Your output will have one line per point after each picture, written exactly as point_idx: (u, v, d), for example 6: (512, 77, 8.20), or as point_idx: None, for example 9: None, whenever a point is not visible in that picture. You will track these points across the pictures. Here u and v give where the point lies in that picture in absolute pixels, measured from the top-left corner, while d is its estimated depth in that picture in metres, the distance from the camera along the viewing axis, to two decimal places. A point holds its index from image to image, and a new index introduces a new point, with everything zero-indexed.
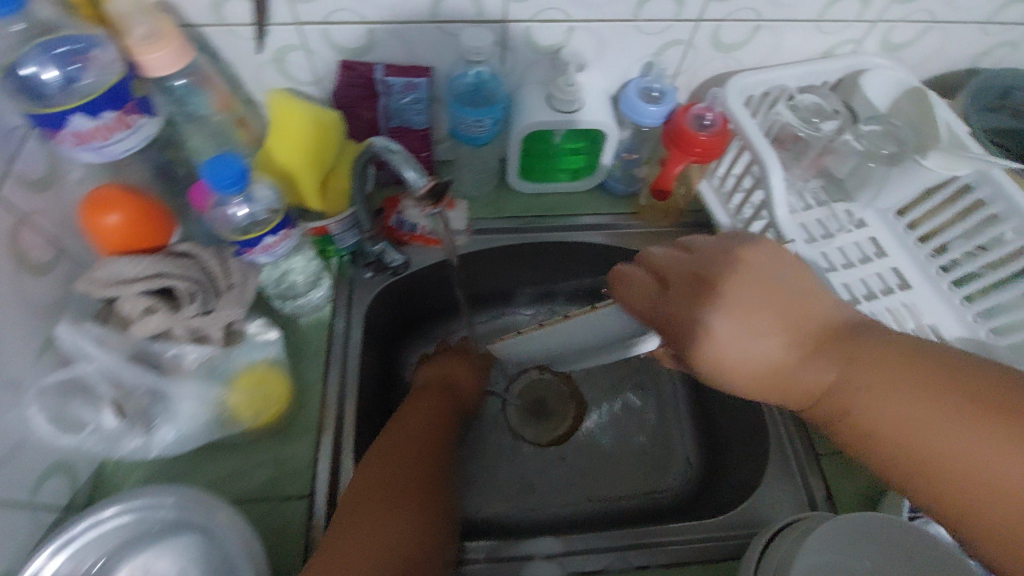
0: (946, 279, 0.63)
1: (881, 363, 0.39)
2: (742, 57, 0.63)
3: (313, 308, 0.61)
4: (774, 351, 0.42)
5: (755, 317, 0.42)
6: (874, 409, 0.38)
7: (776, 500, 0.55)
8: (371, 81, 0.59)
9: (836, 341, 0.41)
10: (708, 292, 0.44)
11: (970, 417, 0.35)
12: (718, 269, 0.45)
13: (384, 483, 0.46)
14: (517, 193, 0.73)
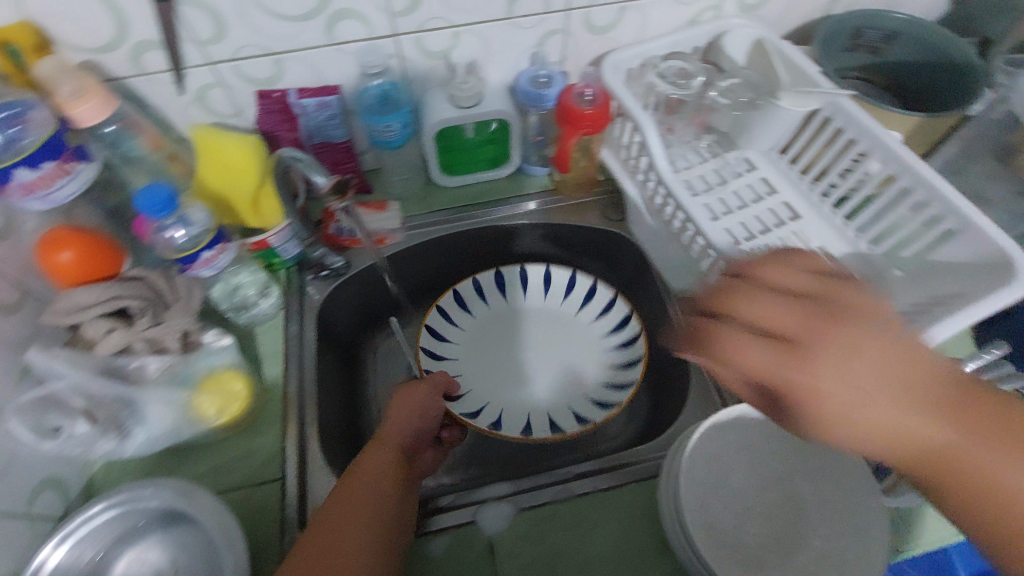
0: (828, 204, 0.71)
1: (845, 348, 0.38)
2: (617, 36, 0.70)
3: (266, 317, 0.67)
4: (762, 363, 0.39)
5: (769, 309, 0.40)
6: (846, 417, 0.37)
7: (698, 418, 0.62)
8: (288, 105, 0.66)
9: (835, 319, 0.38)
10: (745, 291, 0.41)
11: (923, 412, 0.37)
12: (748, 285, 0.42)
13: (340, 521, 0.46)
14: (444, 187, 0.80)
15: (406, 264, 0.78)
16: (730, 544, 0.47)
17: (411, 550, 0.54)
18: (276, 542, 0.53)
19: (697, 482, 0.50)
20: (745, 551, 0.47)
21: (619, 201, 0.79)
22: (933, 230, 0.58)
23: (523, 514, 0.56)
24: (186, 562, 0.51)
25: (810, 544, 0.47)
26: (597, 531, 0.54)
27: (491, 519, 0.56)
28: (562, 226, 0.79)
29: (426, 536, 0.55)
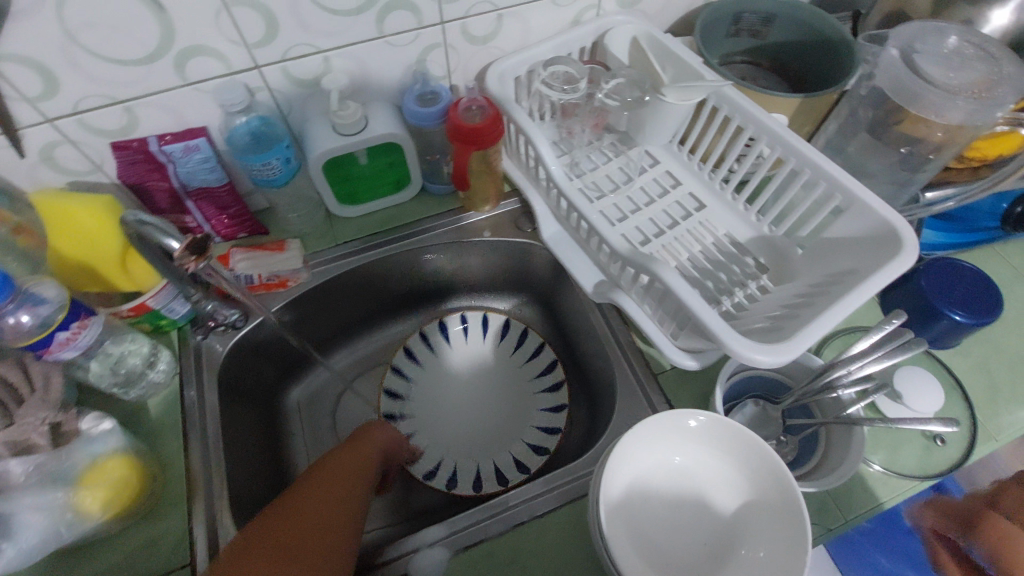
0: (728, 190, 0.71)
1: None
2: (500, 44, 0.68)
3: (159, 386, 0.61)
4: None
5: None
6: None
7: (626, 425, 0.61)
8: (151, 154, 0.60)
9: None
10: None
11: None
12: None
13: (307, 504, 0.50)
14: (345, 219, 0.76)
15: (321, 304, 0.75)
16: (660, 556, 0.48)
17: None
18: None
19: (622, 507, 0.49)
20: (674, 561, 0.48)
21: (531, 209, 0.77)
22: (825, 208, 0.60)
23: (459, 556, 0.53)
24: None
25: (742, 547, 0.47)
26: (533, 562, 0.52)
27: (424, 567, 0.52)
28: (476, 242, 0.77)
29: None
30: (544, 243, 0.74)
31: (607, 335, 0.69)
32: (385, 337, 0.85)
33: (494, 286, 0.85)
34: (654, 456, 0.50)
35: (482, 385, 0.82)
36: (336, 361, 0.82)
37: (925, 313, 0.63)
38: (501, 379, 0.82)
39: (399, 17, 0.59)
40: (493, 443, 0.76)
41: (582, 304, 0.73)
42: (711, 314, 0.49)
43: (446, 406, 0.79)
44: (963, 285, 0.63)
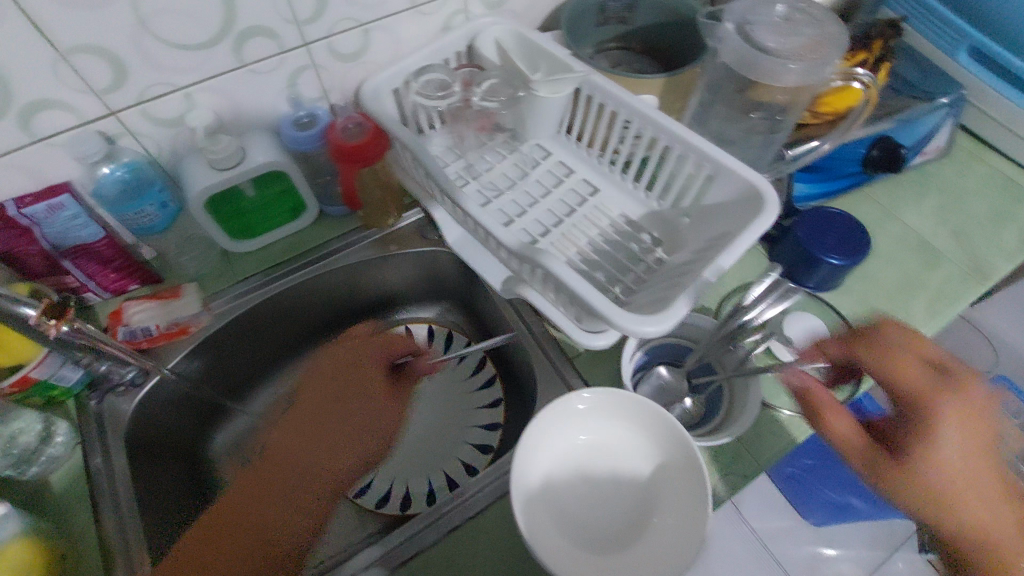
0: (617, 172, 0.74)
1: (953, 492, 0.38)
2: (372, 58, 0.68)
3: (59, 459, 0.58)
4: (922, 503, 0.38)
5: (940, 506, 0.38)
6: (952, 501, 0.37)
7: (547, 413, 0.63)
8: (11, 219, 0.56)
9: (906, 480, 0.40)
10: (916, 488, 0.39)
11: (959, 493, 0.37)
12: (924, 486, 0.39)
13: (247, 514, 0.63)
14: (245, 254, 0.74)
15: (232, 345, 0.73)
16: (585, 536, 0.50)
17: None
18: None
19: (540, 497, 0.50)
20: (599, 540, 0.49)
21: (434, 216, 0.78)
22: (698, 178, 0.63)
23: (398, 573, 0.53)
24: None
25: (656, 512, 0.50)
26: (468, 564, 0.54)
27: None
28: (384, 257, 0.77)
29: None
30: (450, 248, 0.74)
31: (520, 327, 0.71)
32: (310, 370, 0.83)
33: (414, 299, 0.85)
34: (563, 442, 0.52)
35: (416, 398, 0.82)
36: (261, 400, 0.80)
37: (806, 260, 0.68)
38: (435, 388, 0.82)
39: (258, 44, 0.58)
40: (433, 452, 0.77)
41: (493, 303, 0.75)
42: (592, 292, 0.52)
43: None
44: (835, 229, 0.68)
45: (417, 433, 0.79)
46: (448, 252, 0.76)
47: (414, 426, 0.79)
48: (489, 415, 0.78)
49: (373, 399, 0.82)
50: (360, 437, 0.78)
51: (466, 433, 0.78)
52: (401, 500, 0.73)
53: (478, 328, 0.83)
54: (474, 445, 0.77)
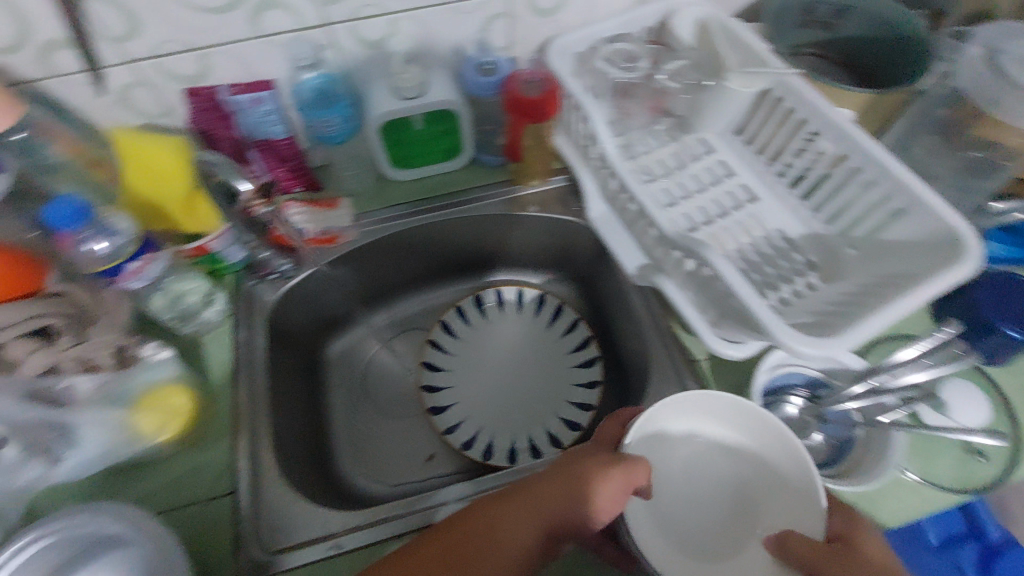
0: (784, 184, 0.70)
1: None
2: (563, 18, 0.67)
3: (213, 325, 0.64)
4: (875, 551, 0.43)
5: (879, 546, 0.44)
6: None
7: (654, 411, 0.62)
8: (220, 103, 0.62)
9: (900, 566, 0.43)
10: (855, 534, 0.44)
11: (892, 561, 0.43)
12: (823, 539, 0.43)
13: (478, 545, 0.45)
14: (398, 183, 0.77)
15: (365, 265, 0.77)
16: (680, 533, 0.50)
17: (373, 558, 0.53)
18: (232, 555, 0.52)
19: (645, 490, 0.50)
20: (694, 542, 0.49)
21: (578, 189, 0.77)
22: (886, 210, 0.58)
23: None
24: None
25: (759, 526, 0.49)
26: None
27: None
28: (521, 216, 0.77)
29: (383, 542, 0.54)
30: (590, 223, 0.74)
31: (643, 313, 0.69)
32: (419, 305, 0.86)
33: (533, 263, 0.86)
34: (683, 421, 0.52)
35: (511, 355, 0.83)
36: (373, 322, 0.84)
37: (977, 326, 0.61)
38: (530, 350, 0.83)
39: None
40: (523, 415, 0.78)
41: (619, 283, 0.74)
42: (760, 304, 0.49)
43: (478, 372, 0.81)
44: (1023, 301, 0.61)
45: (513, 391, 0.80)
46: (584, 225, 0.76)
47: (512, 383, 0.81)
48: (585, 395, 0.77)
49: (467, 347, 0.83)
50: (455, 379, 0.81)
51: (559, 405, 0.78)
52: (486, 450, 0.75)
53: (594, 304, 0.82)
54: (564, 420, 0.76)
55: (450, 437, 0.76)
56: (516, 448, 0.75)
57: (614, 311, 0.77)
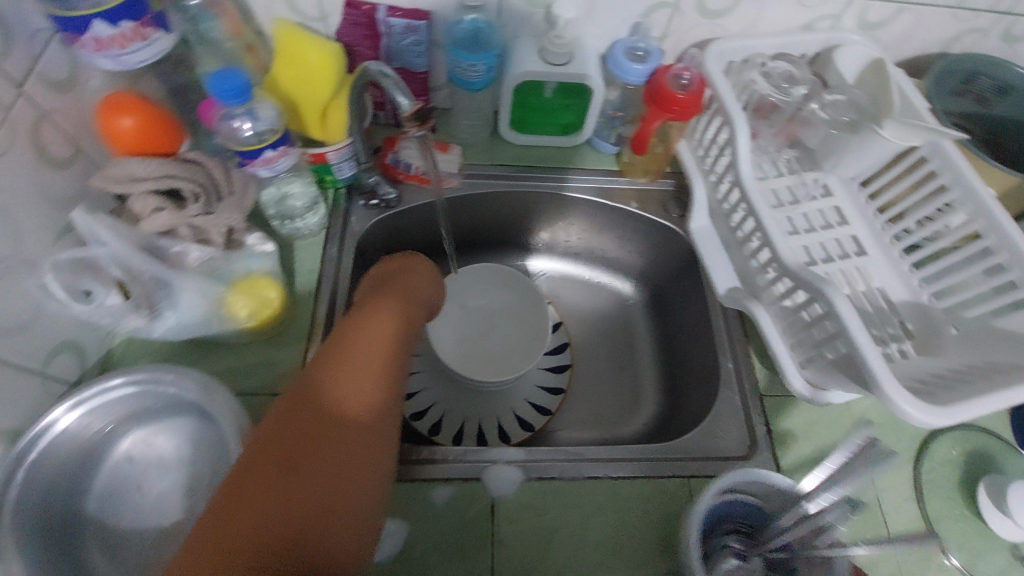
0: (898, 247, 0.67)
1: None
2: (726, 24, 0.67)
3: (309, 233, 0.65)
4: None
5: None
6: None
7: (700, 444, 0.60)
8: (374, 21, 0.63)
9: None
10: None
11: None
12: None
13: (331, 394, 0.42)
14: (508, 143, 0.76)
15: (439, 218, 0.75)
16: (506, 341, 0.73)
17: (412, 495, 0.54)
18: None
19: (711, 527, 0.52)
20: (503, 338, 0.73)
21: (684, 196, 0.75)
22: (1009, 296, 0.56)
23: (530, 483, 0.56)
24: (191, 453, 0.51)
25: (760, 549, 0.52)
26: (598, 516, 0.55)
27: (498, 481, 0.56)
28: (618, 209, 0.76)
29: (430, 482, 0.55)
30: (688, 234, 0.72)
31: (721, 333, 0.67)
32: (577, 279, 0.86)
33: (608, 261, 0.84)
34: (463, 334, 0.73)
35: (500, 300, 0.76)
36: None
37: None
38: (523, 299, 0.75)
39: None
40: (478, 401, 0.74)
41: (701, 299, 0.72)
42: (879, 360, 0.48)
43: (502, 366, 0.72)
44: None
45: (570, 373, 0.78)
46: (680, 234, 0.74)
47: (572, 368, 0.78)
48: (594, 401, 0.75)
49: (575, 317, 0.84)
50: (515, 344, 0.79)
51: (577, 407, 0.75)
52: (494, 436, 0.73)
53: (660, 313, 0.80)
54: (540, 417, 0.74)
55: (417, 421, 0.72)
56: (484, 436, 0.73)
57: (683, 325, 0.75)
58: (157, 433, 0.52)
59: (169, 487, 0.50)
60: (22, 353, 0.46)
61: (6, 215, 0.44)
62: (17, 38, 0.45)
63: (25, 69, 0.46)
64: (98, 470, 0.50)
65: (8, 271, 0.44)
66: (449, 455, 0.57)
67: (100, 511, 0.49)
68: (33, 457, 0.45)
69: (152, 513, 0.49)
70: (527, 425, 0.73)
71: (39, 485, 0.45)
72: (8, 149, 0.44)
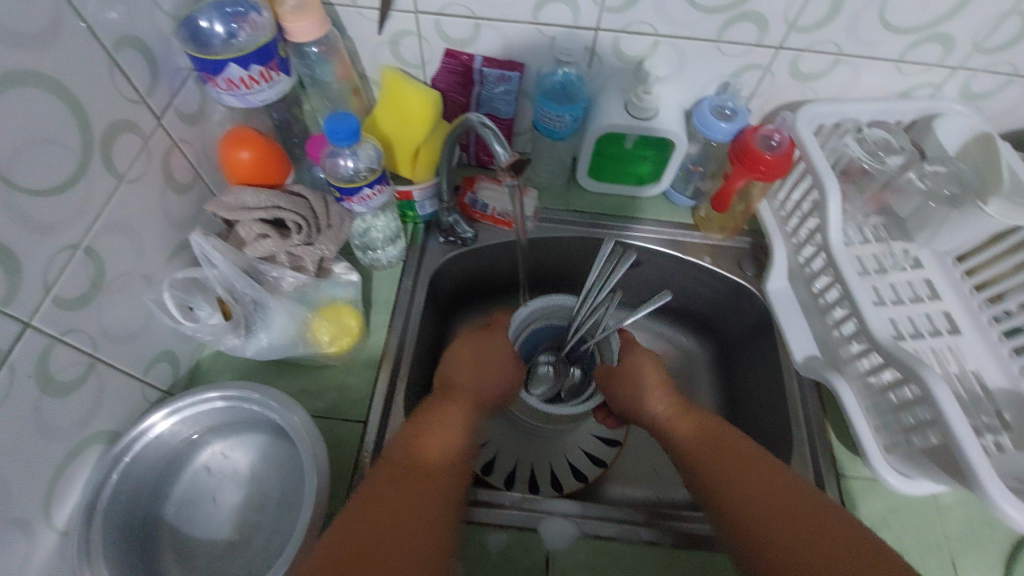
0: (997, 329, 0.63)
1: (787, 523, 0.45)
2: (818, 87, 0.66)
3: (387, 264, 0.68)
4: None
5: None
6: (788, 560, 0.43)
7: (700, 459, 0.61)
8: (470, 70, 0.66)
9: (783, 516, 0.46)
10: None
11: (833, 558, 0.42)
12: None
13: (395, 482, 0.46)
14: (584, 190, 0.77)
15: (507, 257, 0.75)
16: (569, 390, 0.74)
17: (470, 539, 0.54)
18: (347, 483, 0.54)
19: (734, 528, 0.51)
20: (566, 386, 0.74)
21: (760, 256, 0.73)
22: None
23: (586, 541, 0.54)
24: (263, 470, 0.53)
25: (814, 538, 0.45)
26: None
27: (554, 534, 0.55)
28: (689, 263, 0.74)
29: (486, 528, 0.55)
30: (763, 295, 0.70)
31: (796, 402, 0.64)
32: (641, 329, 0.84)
33: (676, 315, 0.82)
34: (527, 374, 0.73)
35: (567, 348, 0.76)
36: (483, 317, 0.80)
37: None
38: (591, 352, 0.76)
39: (744, 28, 0.60)
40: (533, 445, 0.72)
41: (774, 365, 0.69)
42: (980, 456, 0.44)
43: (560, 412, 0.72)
44: None
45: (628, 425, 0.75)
46: (754, 293, 0.72)
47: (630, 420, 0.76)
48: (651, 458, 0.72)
49: None
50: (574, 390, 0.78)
51: (632, 462, 0.72)
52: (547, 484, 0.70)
53: (727, 374, 0.77)
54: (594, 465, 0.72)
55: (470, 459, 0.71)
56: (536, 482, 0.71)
57: (752, 390, 0.72)
58: (234, 447, 0.54)
59: (240, 501, 0.52)
60: (130, 360, 0.50)
61: (135, 234, 0.48)
62: (162, 76, 0.50)
63: (165, 103, 0.51)
64: (180, 477, 0.53)
65: (128, 284, 0.48)
66: (505, 502, 0.56)
67: (176, 517, 0.51)
68: (127, 460, 0.48)
69: (222, 524, 0.51)
70: (580, 477, 0.71)
71: (129, 486, 0.48)
72: (142, 174, 0.49)
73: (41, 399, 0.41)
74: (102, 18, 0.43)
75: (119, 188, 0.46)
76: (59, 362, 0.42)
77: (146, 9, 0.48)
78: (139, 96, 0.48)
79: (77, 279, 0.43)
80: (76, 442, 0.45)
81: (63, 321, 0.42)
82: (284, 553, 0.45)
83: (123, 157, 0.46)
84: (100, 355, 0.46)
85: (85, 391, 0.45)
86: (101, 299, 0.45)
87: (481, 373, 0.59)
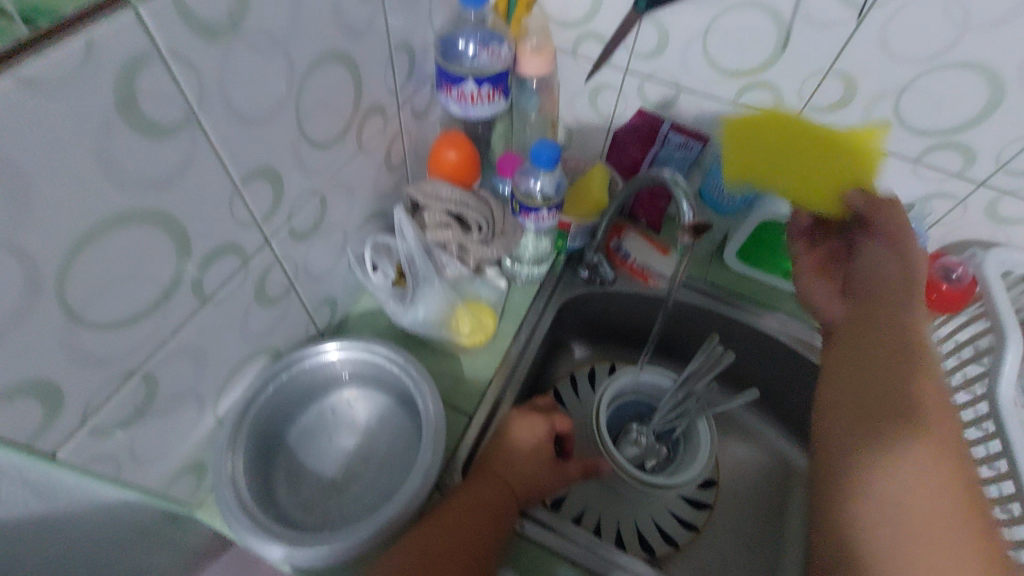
0: None
1: (903, 432, 0.45)
2: (1013, 234, 0.63)
3: (525, 281, 0.71)
4: None
5: None
6: (891, 474, 0.43)
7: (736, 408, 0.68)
8: (655, 131, 0.70)
9: (870, 428, 0.47)
10: None
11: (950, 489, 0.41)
12: None
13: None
14: (726, 267, 0.77)
15: (634, 310, 0.77)
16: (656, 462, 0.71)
17: (539, 561, 0.55)
18: (444, 466, 0.58)
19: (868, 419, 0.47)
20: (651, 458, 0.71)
21: None
22: None
23: None
24: (378, 426, 0.59)
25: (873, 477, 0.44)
26: None
27: None
28: None
29: (555, 556, 0.55)
30: None
31: None
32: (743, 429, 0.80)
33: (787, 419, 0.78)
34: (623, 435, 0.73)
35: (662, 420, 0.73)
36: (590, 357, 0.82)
37: None
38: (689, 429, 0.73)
39: (949, 157, 0.59)
40: (613, 498, 0.71)
41: None
42: None
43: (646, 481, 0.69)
44: None
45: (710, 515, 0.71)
46: None
47: (714, 509, 0.71)
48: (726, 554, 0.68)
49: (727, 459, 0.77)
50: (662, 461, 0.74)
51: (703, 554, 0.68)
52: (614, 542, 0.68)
53: None
54: (664, 537, 0.69)
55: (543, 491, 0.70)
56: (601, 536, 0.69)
57: None
58: (360, 399, 0.60)
59: (352, 447, 0.58)
60: (310, 295, 0.57)
61: (352, 193, 0.57)
62: (413, 75, 0.59)
63: (407, 97, 0.60)
64: (310, 408, 0.59)
65: (333, 233, 0.56)
66: (579, 539, 0.56)
67: (296, 441, 0.57)
68: (282, 377, 0.55)
69: (331, 460, 0.57)
70: (648, 548, 0.68)
71: (276, 401, 0.55)
72: (374, 149, 0.57)
73: (252, 303, 0.49)
74: (397, 21, 0.52)
75: (357, 155, 0.55)
76: (272, 280, 0.50)
77: (423, 23, 0.57)
78: (394, 88, 0.57)
79: (307, 216, 0.51)
80: (255, 348, 0.53)
81: (287, 247, 0.50)
82: (388, 507, 0.49)
83: (368, 132, 0.55)
84: (295, 284, 0.54)
85: (276, 309, 0.53)
86: (313, 239, 0.53)
87: (507, 457, 0.56)
